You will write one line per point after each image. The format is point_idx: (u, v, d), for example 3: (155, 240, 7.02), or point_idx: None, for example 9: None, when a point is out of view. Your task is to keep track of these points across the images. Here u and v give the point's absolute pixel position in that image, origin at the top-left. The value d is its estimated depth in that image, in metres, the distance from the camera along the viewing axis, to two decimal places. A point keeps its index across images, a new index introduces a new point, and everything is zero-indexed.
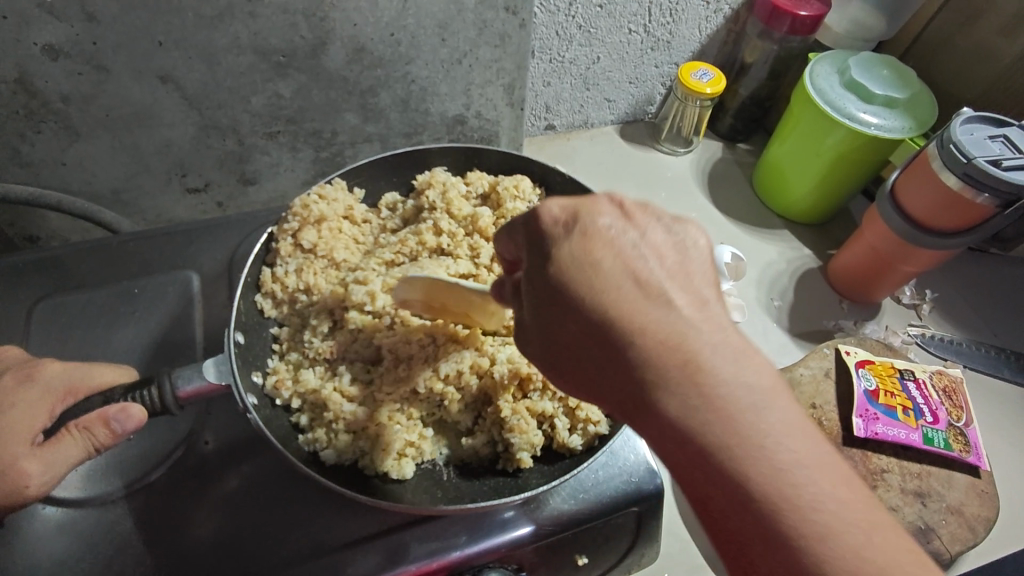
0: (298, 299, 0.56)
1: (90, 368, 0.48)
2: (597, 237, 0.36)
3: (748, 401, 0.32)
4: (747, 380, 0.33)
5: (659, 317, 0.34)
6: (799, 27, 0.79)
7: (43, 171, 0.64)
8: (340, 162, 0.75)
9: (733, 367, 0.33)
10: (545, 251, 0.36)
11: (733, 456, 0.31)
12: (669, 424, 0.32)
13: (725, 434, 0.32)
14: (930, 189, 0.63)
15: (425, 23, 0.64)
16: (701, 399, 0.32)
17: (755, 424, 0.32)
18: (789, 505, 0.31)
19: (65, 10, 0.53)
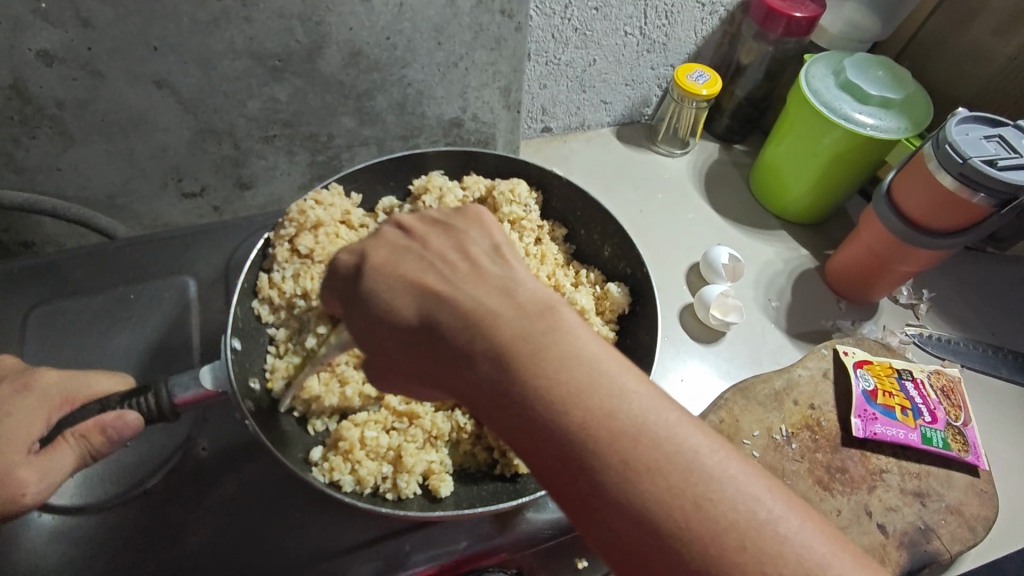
0: (296, 305, 0.56)
1: (87, 376, 0.48)
2: (386, 265, 0.37)
3: (578, 357, 0.33)
4: (558, 344, 0.33)
5: (458, 312, 0.34)
6: (795, 29, 0.79)
7: (38, 176, 0.63)
8: (336, 165, 0.75)
9: (551, 332, 0.33)
10: (351, 287, 0.38)
11: (567, 427, 0.31)
12: (511, 412, 0.32)
13: (562, 408, 0.31)
14: (927, 189, 0.63)
15: (421, 26, 0.64)
16: (529, 381, 0.32)
17: (587, 390, 0.32)
18: (635, 456, 0.30)
19: (60, 16, 0.52)
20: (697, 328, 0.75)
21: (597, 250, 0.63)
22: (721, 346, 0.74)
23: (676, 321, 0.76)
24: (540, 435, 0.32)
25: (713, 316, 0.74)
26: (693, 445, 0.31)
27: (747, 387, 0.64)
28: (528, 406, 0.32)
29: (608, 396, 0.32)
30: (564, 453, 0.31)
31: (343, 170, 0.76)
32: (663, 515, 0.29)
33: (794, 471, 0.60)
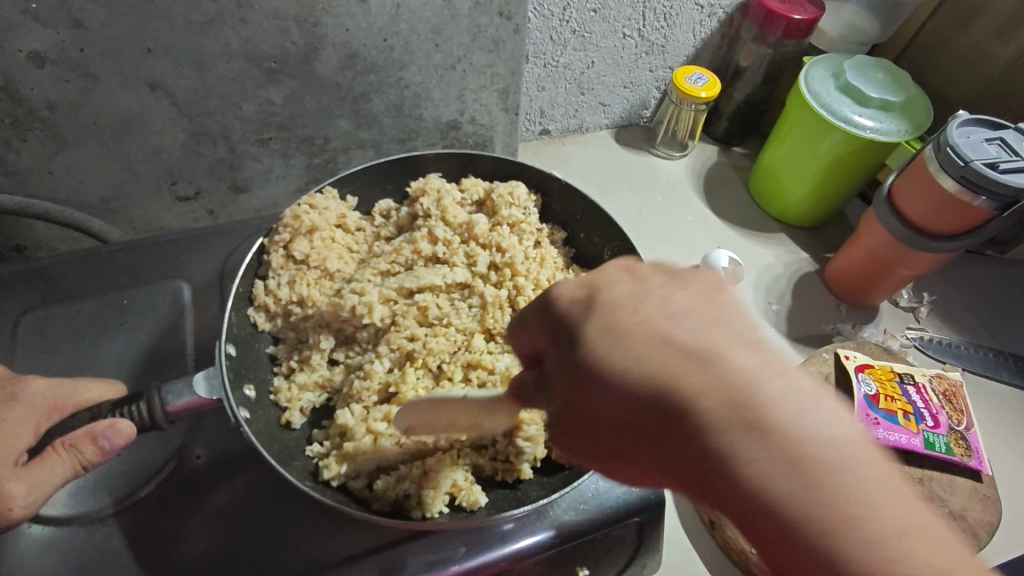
0: (292, 312, 0.55)
1: (78, 383, 0.47)
2: (624, 305, 0.35)
3: (830, 441, 0.29)
4: (825, 431, 0.29)
5: (780, 390, 0.30)
6: (794, 31, 0.79)
7: (29, 180, 0.62)
8: (332, 168, 0.74)
9: (818, 416, 0.30)
10: (571, 330, 0.36)
11: (821, 518, 0.28)
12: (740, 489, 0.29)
13: (804, 492, 0.28)
14: (928, 192, 0.63)
15: (418, 28, 0.64)
16: (778, 460, 0.29)
17: (842, 481, 0.28)
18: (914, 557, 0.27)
19: (51, 17, 0.52)
20: None
21: (596, 253, 0.62)
22: None
23: None
24: (774, 521, 0.28)
25: None
26: (927, 555, 0.27)
27: None
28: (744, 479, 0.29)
29: (853, 486, 0.28)
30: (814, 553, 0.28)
31: (339, 174, 0.76)
32: None
33: None
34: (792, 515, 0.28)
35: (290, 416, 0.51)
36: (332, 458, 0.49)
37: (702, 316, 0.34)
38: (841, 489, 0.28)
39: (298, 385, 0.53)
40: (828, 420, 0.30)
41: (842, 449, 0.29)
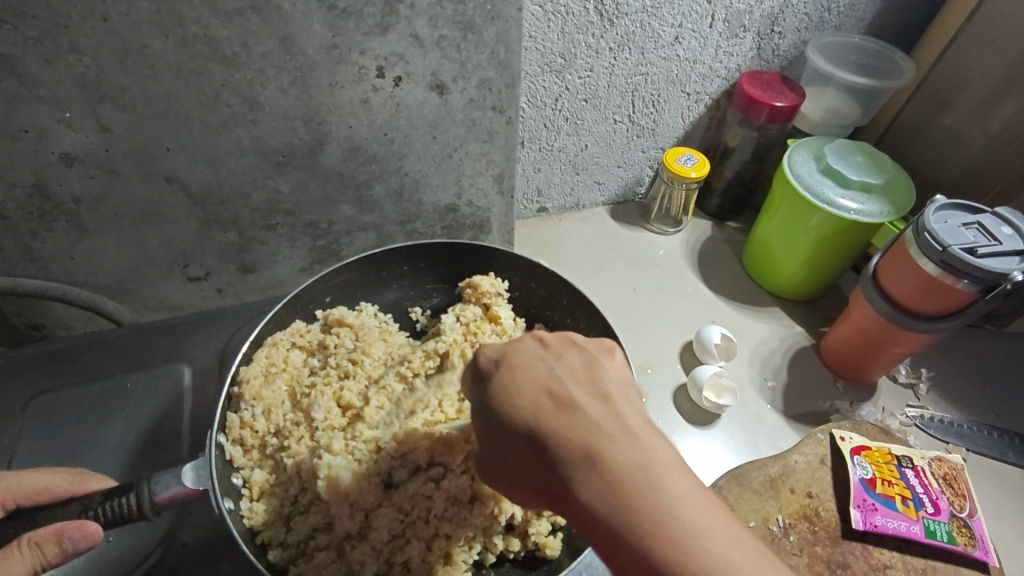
0: (272, 426, 0.58)
1: (26, 473, 0.48)
2: (519, 367, 0.44)
3: (661, 489, 0.37)
4: (528, 384, 0.43)
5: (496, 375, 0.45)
6: (777, 116, 0.83)
7: (52, 265, 0.67)
8: (336, 249, 0.78)
9: (648, 452, 0.38)
10: (482, 378, 0.45)
11: (567, 453, 0.39)
12: (576, 512, 0.38)
13: (625, 527, 0.36)
14: (912, 275, 0.64)
15: (417, 123, 0.69)
16: (527, 402, 0.42)
17: (612, 457, 0.38)
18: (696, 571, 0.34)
19: (81, 122, 0.57)
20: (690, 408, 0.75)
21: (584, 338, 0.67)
22: (717, 427, 0.73)
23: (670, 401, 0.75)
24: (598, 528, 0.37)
25: (708, 399, 0.73)
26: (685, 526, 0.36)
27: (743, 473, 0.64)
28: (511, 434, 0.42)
29: (659, 509, 0.36)
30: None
31: (343, 254, 0.79)
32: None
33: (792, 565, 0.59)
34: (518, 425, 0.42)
35: (265, 537, 0.53)
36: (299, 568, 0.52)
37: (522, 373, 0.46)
38: (651, 501, 0.36)
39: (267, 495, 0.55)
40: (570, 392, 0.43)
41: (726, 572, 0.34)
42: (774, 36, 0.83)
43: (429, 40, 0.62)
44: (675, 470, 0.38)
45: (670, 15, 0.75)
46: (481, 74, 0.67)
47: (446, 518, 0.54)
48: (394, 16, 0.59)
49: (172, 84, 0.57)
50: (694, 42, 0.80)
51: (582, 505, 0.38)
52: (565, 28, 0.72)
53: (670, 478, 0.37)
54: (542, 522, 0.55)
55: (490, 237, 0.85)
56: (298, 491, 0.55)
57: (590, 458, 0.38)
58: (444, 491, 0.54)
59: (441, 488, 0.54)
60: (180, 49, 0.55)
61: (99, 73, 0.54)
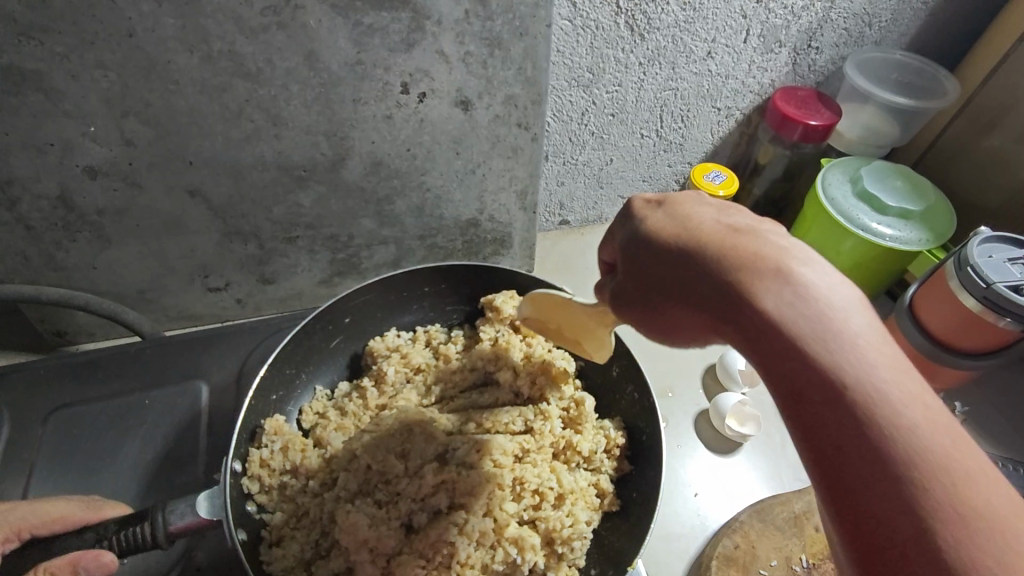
0: (286, 480, 0.57)
1: (40, 504, 0.49)
2: (682, 204, 0.43)
3: (838, 309, 0.34)
4: (721, 235, 0.38)
5: (743, 240, 0.38)
6: (811, 134, 0.80)
7: (76, 274, 0.67)
8: (356, 262, 0.78)
9: (894, 376, 0.32)
10: (659, 240, 0.41)
11: (852, 383, 0.31)
12: (747, 325, 0.35)
13: (886, 439, 0.30)
14: (951, 310, 0.61)
15: (440, 139, 0.67)
16: (788, 294, 0.34)
17: (842, 369, 0.32)
18: (926, 469, 0.29)
19: (106, 136, 0.57)
20: (712, 436, 0.73)
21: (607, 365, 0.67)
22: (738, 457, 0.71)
23: (691, 427, 0.74)
24: (839, 421, 0.31)
25: (730, 426, 0.71)
26: (921, 432, 0.30)
27: (765, 510, 0.63)
28: (760, 301, 0.34)
29: (908, 443, 0.30)
30: (860, 473, 0.30)
31: (362, 267, 0.79)
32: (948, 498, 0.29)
33: None
34: (738, 255, 0.36)
35: None
36: None
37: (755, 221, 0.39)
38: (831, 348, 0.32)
39: (286, 539, 0.54)
40: (800, 299, 0.34)
41: (947, 441, 0.30)
42: (811, 51, 0.80)
43: (455, 56, 0.61)
44: (904, 366, 0.32)
45: (703, 29, 0.73)
46: (508, 90, 0.65)
47: (469, 564, 0.52)
48: (420, 32, 0.58)
49: (195, 99, 0.56)
50: (727, 57, 0.77)
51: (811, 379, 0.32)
52: (594, 43, 0.70)
53: (865, 332, 0.33)
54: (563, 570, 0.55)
55: (510, 252, 0.84)
56: (319, 535, 0.55)
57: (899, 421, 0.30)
58: (465, 537, 0.52)
59: (462, 533, 0.53)
60: (205, 65, 0.54)
61: (123, 88, 0.54)
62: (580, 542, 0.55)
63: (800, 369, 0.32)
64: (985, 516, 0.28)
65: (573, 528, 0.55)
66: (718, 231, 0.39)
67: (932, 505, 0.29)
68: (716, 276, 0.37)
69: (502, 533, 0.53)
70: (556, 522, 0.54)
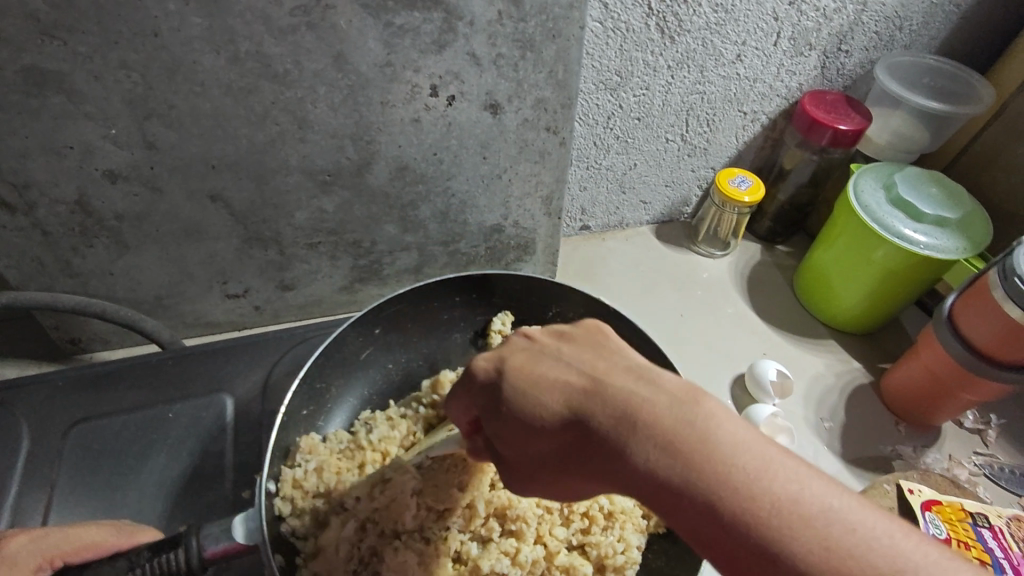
0: (320, 505, 0.55)
1: (72, 531, 0.47)
2: (523, 366, 0.41)
3: (650, 397, 0.36)
4: (549, 368, 0.40)
5: (553, 369, 0.40)
6: (841, 139, 0.78)
7: (92, 280, 0.65)
8: (378, 269, 0.76)
9: (760, 457, 0.34)
10: (494, 398, 0.41)
11: (697, 480, 0.33)
12: (579, 456, 0.37)
13: (733, 507, 0.32)
14: (995, 321, 0.60)
15: (467, 143, 0.66)
16: (592, 405, 0.37)
17: (704, 440, 0.34)
18: (779, 509, 0.32)
19: (127, 140, 0.55)
20: None
21: None
22: None
23: None
24: (705, 519, 0.33)
25: None
26: (784, 480, 0.33)
27: None
28: (584, 421, 0.37)
29: (799, 508, 0.32)
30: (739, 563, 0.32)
31: (383, 273, 0.77)
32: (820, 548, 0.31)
33: None
34: (569, 382, 0.39)
35: None
36: None
37: (541, 355, 0.42)
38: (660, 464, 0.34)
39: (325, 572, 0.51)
40: (657, 405, 0.36)
41: (798, 476, 0.33)
42: (841, 54, 0.79)
43: (486, 58, 0.59)
44: (772, 446, 0.35)
45: (734, 32, 0.71)
46: (537, 94, 0.64)
47: None
48: (452, 33, 0.56)
49: (221, 101, 0.55)
50: (757, 60, 0.76)
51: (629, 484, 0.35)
52: (623, 45, 0.68)
53: (704, 422, 0.35)
54: None
55: (533, 259, 0.82)
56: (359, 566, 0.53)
57: (767, 479, 0.33)
58: (519, 566, 0.53)
59: (516, 563, 0.53)
60: (231, 66, 0.53)
61: (147, 90, 0.52)
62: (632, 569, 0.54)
63: (648, 492, 0.34)
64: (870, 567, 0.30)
65: (625, 552, 0.54)
66: (546, 374, 0.40)
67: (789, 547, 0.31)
68: (547, 404, 0.38)
69: (552, 560, 0.54)
70: (608, 547, 0.54)
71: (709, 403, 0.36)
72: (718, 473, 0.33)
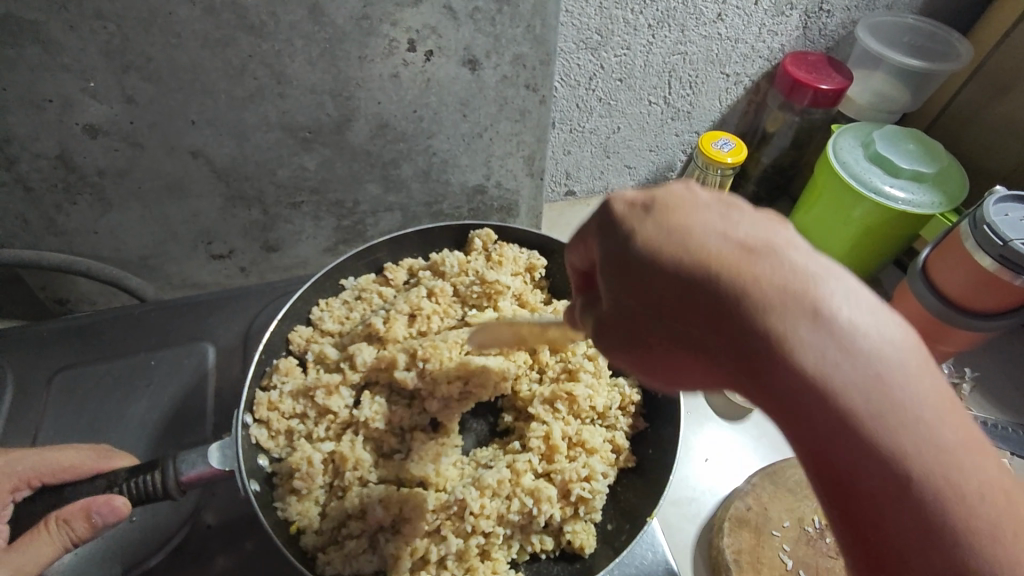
0: (294, 428, 0.58)
1: (50, 452, 0.50)
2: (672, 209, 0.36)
3: (763, 246, 0.32)
4: (684, 220, 0.35)
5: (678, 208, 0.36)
6: (821, 100, 0.79)
7: (76, 239, 0.66)
8: (361, 230, 0.77)
9: (788, 253, 0.32)
10: (619, 230, 0.37)
11: (771, 300, 0.30)
12: (648, 283, 0.35)
13: (820, 374, 0.28)
14: (966, 270, 0.61)
15: (447, 100, 0.66)
16: (704, 229, 0.34)
17: (783, 274, 0.31)
18: (865, 378, 0.28)
19: (106, 93, 0.55)
20: (722, 404, 0.72)
21: None
22: (749, 423, 0.71)
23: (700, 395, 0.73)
24: (771, 365, 0.29)
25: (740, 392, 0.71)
26: (908, 397, 0.28)
27: (776, 472, 0.63)
28: (673, 259, 0.34)
29: (901, 404, 0.27)
30: (801, 407, 0.28)
31: (368, 235, 0.78)
32: (926, 447, 0.27)
33: (828, 569, 0.58)
34: (672, 241, 0.34)
35: (300, 525, 0.53)
36: (334, 555, 0.52)
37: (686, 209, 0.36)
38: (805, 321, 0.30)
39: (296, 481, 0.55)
40: (781, 257, 0.32)
41: (906, 395, 0.28)
42: (822, 14, 0.79)
43: (463, 12, 0.59)
44: (904, 338, 0.29)
45: None
46: (516, 49, 0.64)
47: (483, 514, 0.53)
48: None
49: (198, 54, 0.55)
50: (737, 19, 0.76)
51: (785, 368, 0.29)
52: (603, 3, 0.69)
53: (777, 261, 0.31)
54: (579, 522, 0.55)
55: (517, 221, 0.83)
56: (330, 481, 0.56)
57: (811, 299, 0.30)
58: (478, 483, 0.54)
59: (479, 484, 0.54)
60: (207, 17, 0.53)
61: (124, 41, 0.53)
62: (596, 493, 0.55)
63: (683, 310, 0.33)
64: (950, 475, 0.27)
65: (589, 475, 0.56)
66: (673, 213, 0.36)
67: (875, 387, 0.28)
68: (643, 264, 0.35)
69: (519, 482, 0.55)
70: (572, 471, 0.56)
71: (823, 264, 0.31)
72: (813, 302, 0.30)
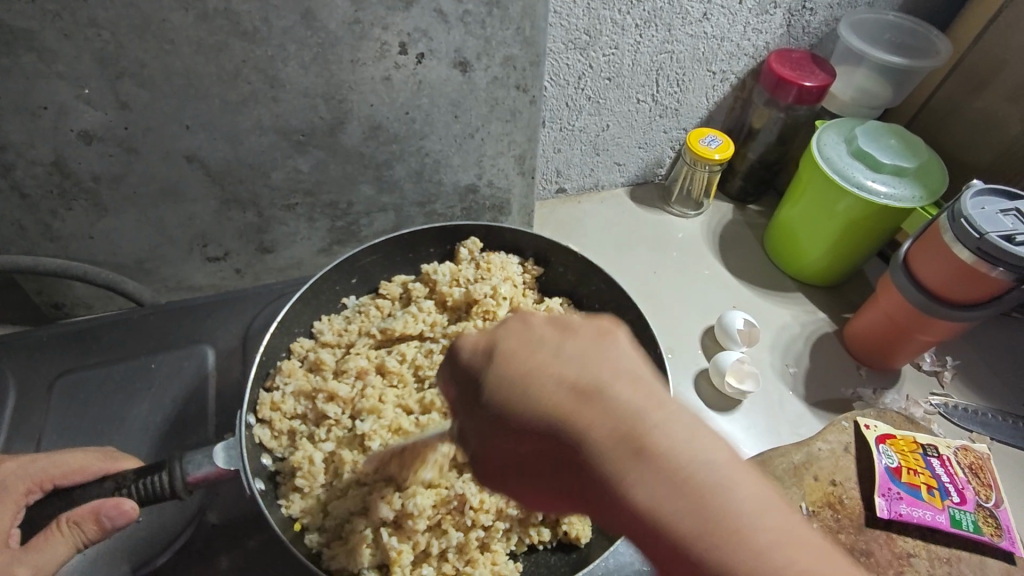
0: (296, 428, 0.59)
1: (59, 456, 0.51)
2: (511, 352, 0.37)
3: (600, 376, 0.35)
4: (526, 354, 0.37)
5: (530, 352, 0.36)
6: (806, 96, 0.80)
7: (72, 244, 0.66)
8: (355, 230, 0.77)
9: (629, 391, 0.34)
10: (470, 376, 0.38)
11: (614, 447, 0.32)
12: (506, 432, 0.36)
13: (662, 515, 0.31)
14: (945, 263, 0.63)
15: (439, 102, 0.67)
16: (538, 368, 0.35)
17: (625, 415, 0.33)
18: (698, 500, 0.31)
19: (100, 100, 0.56)
20: (713, 394, 0.74)
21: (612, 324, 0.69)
22: (738, 414, 0.73)
23: (691, 386, 0.75)
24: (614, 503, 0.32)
25: (729, 384, 0.72)
26: (734, 496, 0.31)
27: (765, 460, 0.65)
28: (521, 409, 0.35)
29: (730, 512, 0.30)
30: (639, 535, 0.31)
31: (362, 235, 0.79)
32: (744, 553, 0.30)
33: None
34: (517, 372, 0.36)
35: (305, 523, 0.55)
36: (339, 550, 0.54)
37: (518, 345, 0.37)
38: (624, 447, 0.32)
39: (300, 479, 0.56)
40: (613, 395, 0.34)
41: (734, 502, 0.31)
42: (806, 12, 0.80)
43: (453, 15, 0.60)
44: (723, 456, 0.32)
45: None
46: (506, 51, 0.65)
47: (483, 509, 0.55)
48: None
49: (192, 60, 0.56)
50: (723, 18, 0.77)
51: (617, 499, 0.32)
52: (591, 4, 0.70)
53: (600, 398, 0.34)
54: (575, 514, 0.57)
55: (509, 219, 0.84)
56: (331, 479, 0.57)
57: (643, 435, 0.32)
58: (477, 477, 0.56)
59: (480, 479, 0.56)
60: (200, 23, 0.53)
61: (118, 48, 0.53)
62: None
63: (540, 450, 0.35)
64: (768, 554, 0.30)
65: None
66: (515, 351, 0.37)
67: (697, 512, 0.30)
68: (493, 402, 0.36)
69: None
70: None
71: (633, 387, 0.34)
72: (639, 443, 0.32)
